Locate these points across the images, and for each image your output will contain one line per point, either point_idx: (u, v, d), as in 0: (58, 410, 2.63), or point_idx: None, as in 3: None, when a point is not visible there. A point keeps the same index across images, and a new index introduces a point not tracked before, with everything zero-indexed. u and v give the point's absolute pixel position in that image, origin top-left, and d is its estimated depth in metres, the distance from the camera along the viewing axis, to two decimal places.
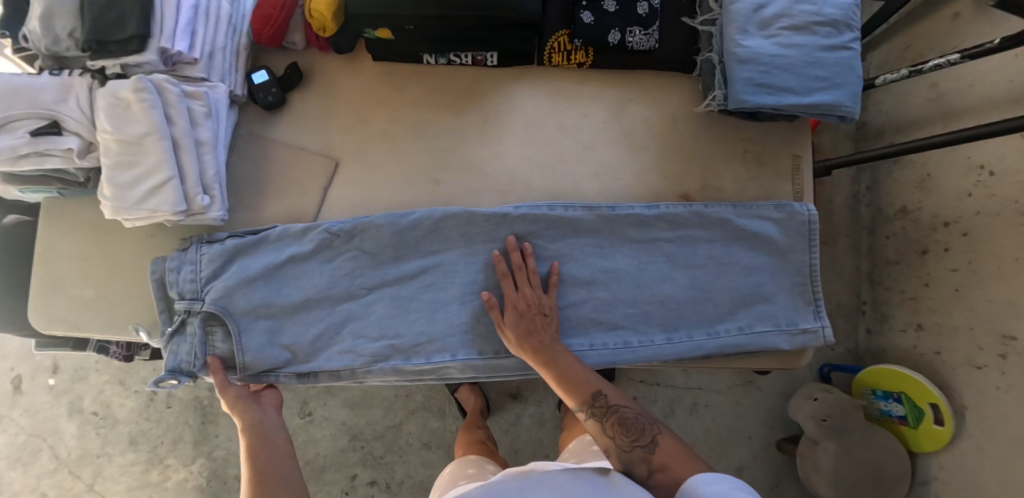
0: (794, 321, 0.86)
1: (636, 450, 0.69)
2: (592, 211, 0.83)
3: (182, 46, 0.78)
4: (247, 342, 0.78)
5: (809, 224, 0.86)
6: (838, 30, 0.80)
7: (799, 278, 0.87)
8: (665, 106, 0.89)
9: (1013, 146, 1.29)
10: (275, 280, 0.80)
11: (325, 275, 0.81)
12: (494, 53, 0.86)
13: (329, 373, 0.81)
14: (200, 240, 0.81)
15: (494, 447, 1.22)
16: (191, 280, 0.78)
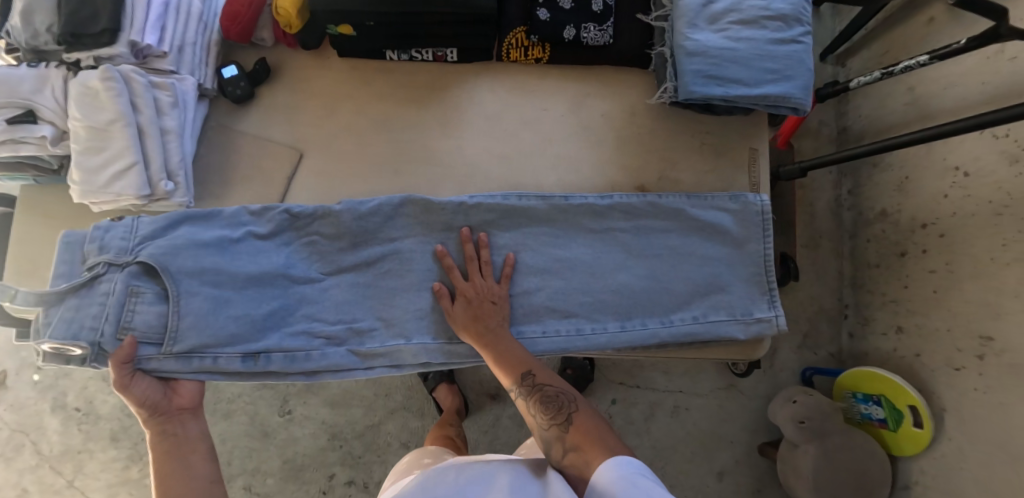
0: (749, 311, 0.86)
1: (552, 427, 0.69)
2: (546, 201, 0.85)
3: (151, 39, 0.81)
4: (186, 305, 0.77)
5: (763, 215, 0.87)
6: (787, 24, 0.82)
7: (754, 268, 0.87)
8: (622, 100, 0.90)
9: (987, 147, 1.30)
10: (227, 252, 0.81)
11: (284, 256, 0.83)
12: (453, 49, 0.88)
13: (282, 355, 0.80)
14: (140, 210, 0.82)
15: (460, 444, 1.25)
16: (124, 238, 0.78)
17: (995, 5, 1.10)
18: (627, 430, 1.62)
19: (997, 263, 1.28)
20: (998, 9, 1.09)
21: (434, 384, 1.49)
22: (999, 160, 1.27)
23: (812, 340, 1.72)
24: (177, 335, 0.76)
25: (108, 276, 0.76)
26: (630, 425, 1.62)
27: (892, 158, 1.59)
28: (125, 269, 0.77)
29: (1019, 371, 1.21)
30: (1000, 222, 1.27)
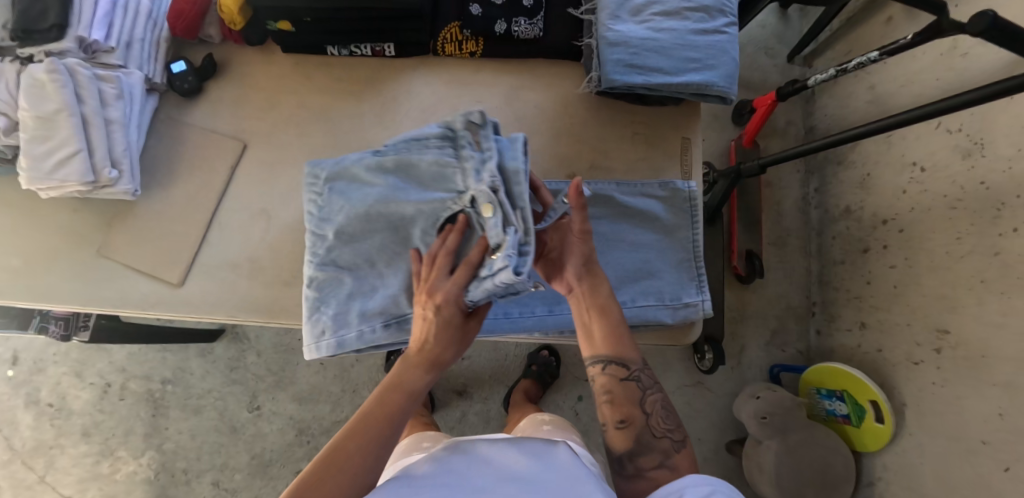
0: (679, 296, 0.88)
1: (665, 438, 0.73)
2: None
3: (97, 35, 0.84)
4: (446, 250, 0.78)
5: (692, 201, 0.90)
6: (708, 15, 0.85)
7: (684, 254, 0.89)
8: (555, 92, 0.94)
9: (942, 142, 1.32)
10: (393, 187, 0.78)
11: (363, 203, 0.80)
12: (390, 44, 0.92)
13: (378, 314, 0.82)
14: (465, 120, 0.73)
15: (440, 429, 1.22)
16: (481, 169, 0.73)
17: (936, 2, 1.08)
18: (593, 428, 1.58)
19: (952, 257, 1.28)
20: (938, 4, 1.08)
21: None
22: (953, 154, 1.29)
23: (780, 337, 1.73)
24: None
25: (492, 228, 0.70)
26: (596, 422, 1.57)
27: (855, 156, 1.60)
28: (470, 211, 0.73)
29: (973, 364, 1.21)
30: (954, 215, 1.28)
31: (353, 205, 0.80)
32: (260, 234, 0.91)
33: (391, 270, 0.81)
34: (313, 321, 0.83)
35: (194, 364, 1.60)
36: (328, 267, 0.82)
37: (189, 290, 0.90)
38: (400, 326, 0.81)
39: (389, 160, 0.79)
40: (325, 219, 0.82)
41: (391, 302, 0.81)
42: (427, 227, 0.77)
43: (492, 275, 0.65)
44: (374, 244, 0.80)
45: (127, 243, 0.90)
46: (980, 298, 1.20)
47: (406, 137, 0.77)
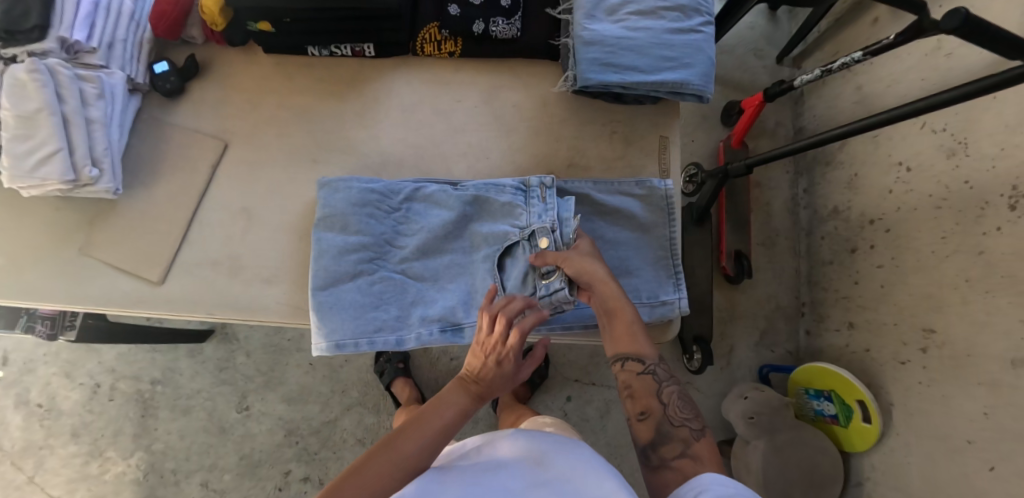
0: (655, 294, 0.88)
1: (684, 427, 0.73)
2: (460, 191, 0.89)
3: (80, 36, 0.84)
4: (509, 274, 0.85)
5: (668, 199, 0.90)
6: (683, 14, 0.86)
7: (661, 252, 0.89)
8: (533, 91, 0.94)
9: (927, 142, 1.32)
10: (467, 218, 0.88)
11: (439, 222, 0.88)
12: (370, 44, 0.93)
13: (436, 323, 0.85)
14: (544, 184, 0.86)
15: None
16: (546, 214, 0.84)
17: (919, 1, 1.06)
18: (582, 428, 1.56)
19: (937, 256, 1.28)
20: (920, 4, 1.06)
21: (389, 380, 1.49)
22: (937, 154, 1.29)
23: (770, 338, 1.73)
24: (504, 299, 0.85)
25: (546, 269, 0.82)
26: (585, 422, 1.56)
27: (842, 156, 1.61)
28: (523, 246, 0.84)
29: (958, 363, 1.21)
30: (939, 215, 1.28)
31: (431, 228, 0.88)
32: (240, 232, 0.92)
33: (455, 286, 0.87)
34: (366, 319, 0.84)
35: (184, 364, 1.60)
36: (395, 275, 0.88)
37: (169, 288, 0.90)
38: (455, 334, 0.85)
39: (471, 195, 0.88)
40: (399, 236, 0.89)
41: (450, 310, 0.85)
42: (490, 256, 0.86)
43: (549, 294, 0.81)
44: (446, 262, 0.88)
45: (108, 241, 0.91)
46: (965, 297, 1.20)
47: (486, 180, 0.89)
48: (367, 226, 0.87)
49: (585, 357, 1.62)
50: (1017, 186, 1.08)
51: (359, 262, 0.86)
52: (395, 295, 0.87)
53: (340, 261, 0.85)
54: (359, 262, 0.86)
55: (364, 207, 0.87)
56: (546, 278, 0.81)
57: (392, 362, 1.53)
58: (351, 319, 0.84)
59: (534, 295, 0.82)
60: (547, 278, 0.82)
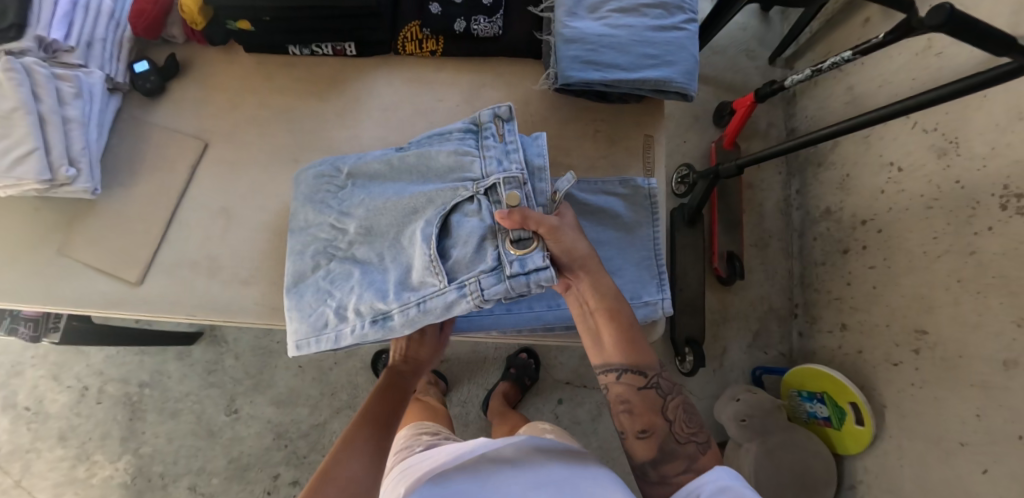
0: (639, 294, 0.87)
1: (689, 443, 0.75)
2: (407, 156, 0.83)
3: (57, 35, 0.83)
4: (454, 238, 0.76)
5: (652, 199, 0.89)
6: (666, 11, 0.85)
7: (645, 252, 0.88)
8: (516, 90, 0.94)
9: (918, 141, 1.31)
10: (411, 185, 0.82)
11: (383, 196, 0.82)
12: (351, 43, 0.92)
13: (374, 305, 0.77)
14: (498, 118, 0.81)
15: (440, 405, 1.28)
16: (494, 162, 0.78)
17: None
18: (573, 431, 1.55)
19: (929, 256, 1.27)
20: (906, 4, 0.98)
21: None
22: (928, 153, 1.28)
23: (762, 339, 1.72)
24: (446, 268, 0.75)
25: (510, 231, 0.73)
26: (576, 425, 1.55)
27: (834, 157, 1.60)
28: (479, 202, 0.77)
29: (950, 364, 1.19)
30: (930, 214, 1.27)
31: (373, 199, 0.82)
32: (219, 232, 0.91)
33: (396, 262, 0.79)
34: (318, 314, 0.81)
35: (172, 367, 1.59)
36: (345, 260, 0.82)
37: (148, 289, 0.89)
38: (386, 322, 0.77)
39: (410, 156, 0.82)
40: (344, 214, 0.84)
41: (382, 293, 0.78)
42: (430, 220, 0.77)
43: (525, 273, 0.71)
44: (387, 235, 0.81)
45: (87, 241, 0.90)
46: (957, 297, 1.19)
47: (428, 134, 0.83)
48: (320, 213, 0.85)
49: (576, 359, 1.60)
50: (1007, 186, 1.07)
51: (314, 256, 0.84)
52: (342, 281, 0.81)
53: (302, 256, 0.84)
54: (317, 255, 0.84)
55: (319, 196, 0.86)
56: (519, 250, 0.71)
57: (389, 362, 1.52)
58: (307, 315, 0.82)
59: (501, 271, 0.72)
60: (523, 250, 0.71)
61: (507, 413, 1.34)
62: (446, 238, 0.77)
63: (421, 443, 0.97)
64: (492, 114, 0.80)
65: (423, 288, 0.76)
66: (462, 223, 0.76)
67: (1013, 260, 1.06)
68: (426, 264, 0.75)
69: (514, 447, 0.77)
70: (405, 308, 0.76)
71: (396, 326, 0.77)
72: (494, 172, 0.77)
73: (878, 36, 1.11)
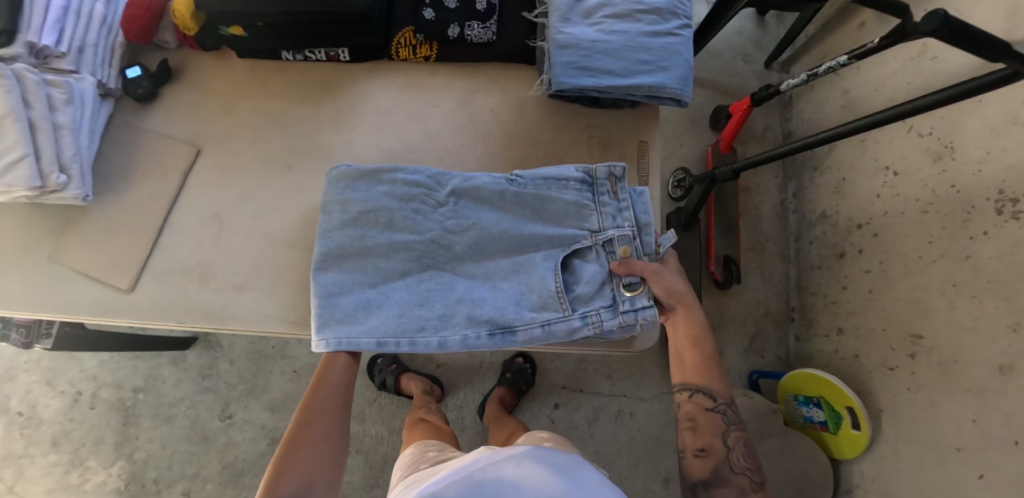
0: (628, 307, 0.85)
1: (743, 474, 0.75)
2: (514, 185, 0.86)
3: (48, 41, 0.82)
4: (575, 284, 0.83)
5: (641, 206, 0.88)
6: (660, 17, 0.85)
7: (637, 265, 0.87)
8: (510, 96, 0.93)
9: (913, 145, 1.31)
10: (525, 218, 0.85)
11: (493, 220, 0.85)
12: (345, 49, 0.92)
13: (489, 321, 0.81)
14: (618, 174, 0.86)
15: (436, 418, 1.27)
16: (615, 216, 0.85)
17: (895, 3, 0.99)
18: (570, 436, 1.54)
19: (925, 261, 1.27)
20: (898, 6, 0.98)
21: (394, 382, 1.48)
22: (923, 157, 1.28)
23: (759, 343, 1.71)
24: (571, 301, 0.83)
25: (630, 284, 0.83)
26: (573, 430, 1.54)
27: (830, 161, 1.60)
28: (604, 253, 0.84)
29: (947, 369, 1.19)
30: (925, 219, 1.27)
31: (485, 225, 0.85)
32: (212, 238, 0.90)
33: (508, 285, 0.84)
34: (410, 317, 0.81)
35: (166, 371, 1.59)
36: (445, 274, 0.85)
37: (139, 295, 0.88)
38: (507, 337, 0.81)
39: (529, 194, 0.85)
40: (445, 232, 0.85)
41: (501, 310, 0.82)
42: (553, 258, 0.84)
43: (635, 309, 0.81)
44: (500, 262, 0.85)
45: (79, 248, 0.89)
46: (952, 302, 1.19)
47: (545, 176, 0.85)
48: (414, 224, 0.85)
49: (572, 363, 1.60)
50: (1003, 190, 1.07)
51: (407, 262, 0.84)
52: (439, 294, 0.83)
53: (389, 262, 0.84)
54: (407, 262, 0.84)
55: (411, 204, 0.86)
56: (631, 291, 0.82)
57: (385, 368, 1.51)
58: (395, 317, 0.81)
59: (616, 307, 0.82)
60: (632, 292, 0.82)
61: (504, 417, 1.34)
62: (566, 273, 0.85)
63: (427, 461, 0.98)
64: (607, 172, 0.86)
65: (546, 311, 0.82)
66: (583, 268, 0.84)
67: (1008, 265, 1.06)
68: (552, 292, 0.82)
69: (517, 465, 0.74)
70: (528, 331, 0.82)
71: (517, 343, 0.81)
72: (610, 227, 0.84)
73: (873, 41, 1.11)
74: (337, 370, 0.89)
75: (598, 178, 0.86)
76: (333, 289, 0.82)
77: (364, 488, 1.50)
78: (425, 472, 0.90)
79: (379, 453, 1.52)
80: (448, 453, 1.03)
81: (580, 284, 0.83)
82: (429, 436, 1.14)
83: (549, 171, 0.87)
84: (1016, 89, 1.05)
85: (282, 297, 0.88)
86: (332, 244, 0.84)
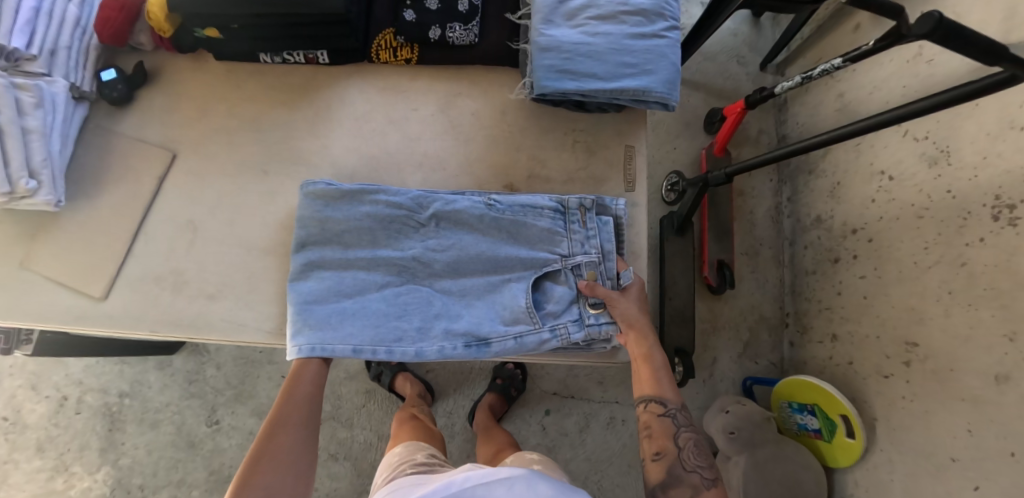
0: (599, 320, 0.83)
1: (697, 474, 0.74)
2: (491, 207, 0.84)
3: (18, 43, 0.80)
4: (546, 305, 0.82)
5: (618, 220, 0.86)
6: (646, 18, 0.81)
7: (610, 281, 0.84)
8: (492, 99, 0.91)
9: (908, 149, 1.29)
10: (500, 241, 0.83)
11: (469, 242, 0.83)
12: (323, 51, 0.90)
13: (462, 335, 0.80)
14: (594, 206, 0.85)
15: (430, 422, 1.23)
16: (585, 244, 0.83)
17: (891, 5, 0.89)
18: (560, 443, 1.52)
19: (920, 266, 1.25)
20: (895, 11, 0.88)
21: (390, 380, 1.46)
22: (918, 161, 1.26)
23: (753, 349, 1.69)
24: (543, 317, 0.82)
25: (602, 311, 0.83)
26: (563, 437, 1.52)
27: (825, 165, 1.58)
28: (573, 275, 0.84)
29: (941, 378, 1.17)
30: (921, 223, 1.25)
31: (463, 246, 0.83)
32: (186, 245, 0.88)
33: (483, 303, 0.82)
34: (387, 328, 0.79)
35: (152, 376, 1.57)
36: (421, 288, 0.82)
37: (112, 304, 0.87)
38: (482, 348, 0.79)
39: (506, 219, 0.83)
40: (424, 251, 0.83)
41: (478, 324, 0.80)
42: (526, 280, 0.82)
43: (600, 324, 0.82)
44: (474, 279, 0.83)
45: (50, 255, 0.87)
46: (947, 309, 1.17)
47: (522, 203, 0.83)
48: (395, 242, 0.83)
49: (563, 369, 1.58)
50: (1000, 196, 1.05)
51: (386, 276, 0.82)
52: (417, 307, 0.81)
53: (368, 274, 0.81)
54: (386, 275, 0.82)
55: (391, 224, 0.83)
56: (596, 308, 0.83)
57: (387, 363, 1.49)
58: (372, 327, 0.79)
59: (582, 321, 0.82)
60: (597, 309, 0.83)
61: (492, 428, 1.32)
62: (537, 292, 0.84)
63: (412, 467, 0.96)
64: (577, 202, 0.84)
65: (518, 324, 0.81)
66: (553, 289, 0.83)
67: (1004, 272, 1.03)
68: (524, 307, 0.81)
69: (509, 489, 0.71)
70: (502, 348, 0.80)
71: (491, 354, 0.79)
72: (579, 253, 0.83)
73: (870, 43, 1.08)
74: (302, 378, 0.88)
75: (571, 209, 0.84)
76: (309, 298, 0.80)
77: (352, 495, 1.48)
78: (408, 481, 0.88)
79: (367, 460, 1.50)
80: (437, 462, 1.01)
81: (553, 302, 0.82)
82: (418, 438, 1.11)
83: (524, 199, 0.85)
84: (1012, 93, 1.03)
85: (257, 306, 0.86)
86: (313, 256, 0.82)
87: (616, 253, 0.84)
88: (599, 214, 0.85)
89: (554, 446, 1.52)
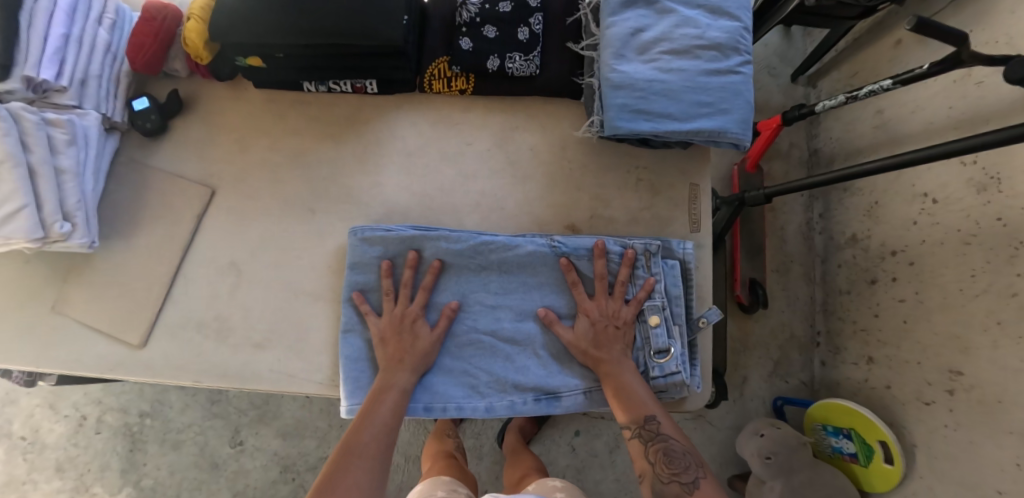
0: (666, 370, 0.79)
1: (673, 484, 0.67)
2: (555, 250, 0.81)
3: (47, 74, 0.75)
4: None
5: (685, 264, 0.83)
6: (722, 53, 0.77)
7: (679, 327, 0.81)
8: (551, 134, 0.87)
9: (955, 172, 1.18)
10: (565, 286, 0.81)
11: (534, 288, 0.81)
12: (372, 81, 0.86)
13: (534, 388, 0.79)
14: (661, 251, 0.82)
15: (462, 460, 1.16)
16: (654, 288, 0.80)
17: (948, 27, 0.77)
18: (590, 464, 1.47)
19: (966, 294, 1.15)
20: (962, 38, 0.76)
21: None
22: (966, 187, 1.15)
23: (783, 368, 1.64)
24: None
25: (669, 364, 0.78)
26: (594, 458, 1.47)
27: (861, 183, 1.48)
28: (641, 323, 0.80)
29: (988, 410, 1.08)
30: (969, 251, 1.15)
31: (529, 291, 0.81)
32: (229, 288, 0.85)
33: (549, 352, 0.81)
34: (457, 384, 0.79)
35: (173, 396, 1.52)
36: (485, 338, 0.80)
37: (151, 351, 0.83)
38: (552, 403, 0.79)
39: (568, 261, 0.80)
40: (487, 296, 0.81)
41: (547, 377, 0.79)
42: None
43: (665, 376, 0.78)
44: (539, 326, 0.81)
45: (88, 296, 0.83)
46: (995, 341, 1.07)
47: (585, 245, 0.81)
48: (458, 286, 0.81)
49: None
50: None
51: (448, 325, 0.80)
52: (484, 361, 0.80)
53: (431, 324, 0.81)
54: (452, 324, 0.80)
55: (454, 269, 0.81)
56: (661, 357, 0.79)
57: None
58: (441, 385, 0.79)
59: (647, 373, 0.79)
60: (662, 358, 0.79)
61: (520, 453, 1.27)
62: None
63: None
64: (643, 248, 0.81)
65: (584, 379, 0.80)
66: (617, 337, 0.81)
67: None
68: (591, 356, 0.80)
69: None
70: (573, 397, 0.80)
71: (561, 409, 0.80)
72: (647, 296, 0.79)
73: (923, 67, 1.00)
74: (405, 304, 0.79)
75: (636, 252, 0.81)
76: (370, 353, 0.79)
77: None
78: None
79: (395, 482, 1.43)
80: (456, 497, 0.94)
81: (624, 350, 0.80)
82: (445, 473, 1.06)
83: (590, 239, 0.82)
84: None
85: (309, 356, 0.83)
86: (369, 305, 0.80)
87: (682, 298, 0.82)
88: (664, 257, 0.82)
89: (584, 468, 1.47)
